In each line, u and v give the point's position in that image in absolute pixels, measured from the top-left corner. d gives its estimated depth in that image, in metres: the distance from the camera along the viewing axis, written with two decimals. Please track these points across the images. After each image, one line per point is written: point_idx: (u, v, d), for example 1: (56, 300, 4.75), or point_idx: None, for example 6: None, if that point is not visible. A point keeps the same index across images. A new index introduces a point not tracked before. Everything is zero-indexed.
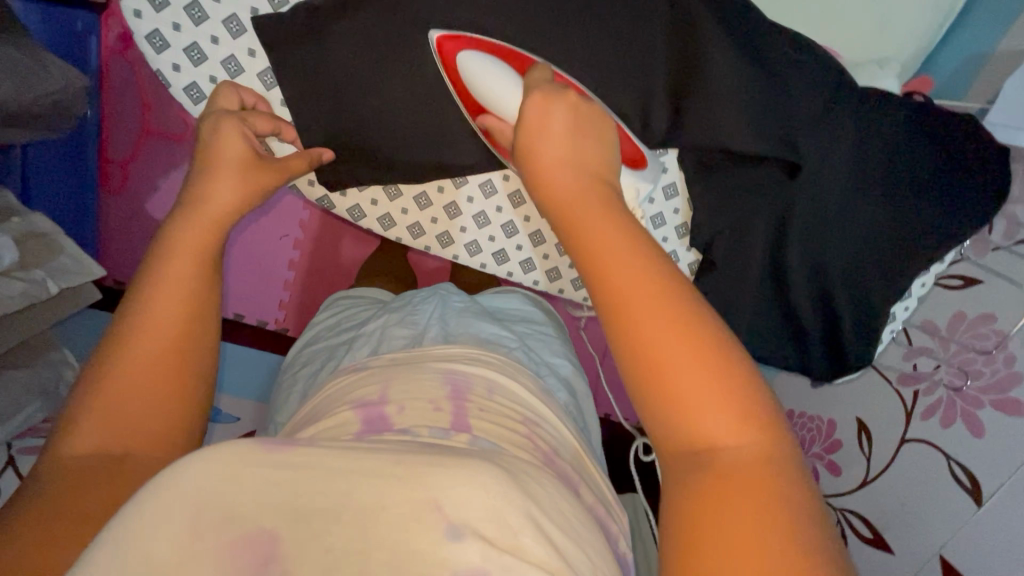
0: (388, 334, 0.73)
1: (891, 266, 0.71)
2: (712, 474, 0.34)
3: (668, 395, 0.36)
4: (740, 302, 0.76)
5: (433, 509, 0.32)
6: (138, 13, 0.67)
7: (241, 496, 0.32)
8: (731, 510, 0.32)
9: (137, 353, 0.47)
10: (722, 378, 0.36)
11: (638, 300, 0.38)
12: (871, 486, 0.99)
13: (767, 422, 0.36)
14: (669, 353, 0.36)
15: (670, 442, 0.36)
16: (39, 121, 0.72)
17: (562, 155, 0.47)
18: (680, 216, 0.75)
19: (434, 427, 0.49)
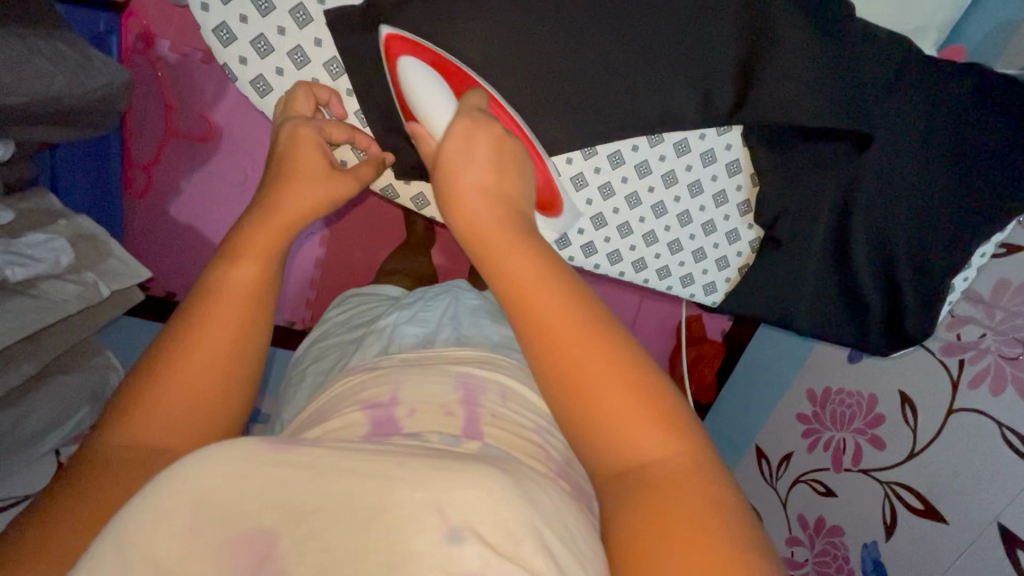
0: (398, 330, 0.71)
1: (956, 237, 0.70)
2: (650, 491, 0.34)
3: (595, 424, 0.36)
4: (801, 281, 0.78)
5: (434, 511, 0.29)
6: (206, 6, 0.63)
7: (248, 497, 0.28)
8: (667, 522, 0.33)
9: (196, 334, 0.41)
10: (650, 404, 0.36)
11: (564, 335, 0.37)
12: (918, 457, 0.99)
13: (691, 435, 0.37)
14: (593, 379, 0.36)
15: (603, 463, 0.36)
16: (83, 117, 0.72)
17: (481, 186, 0.44)
18: (743, 193, 0.78)
19: (445, 433, 0.47)
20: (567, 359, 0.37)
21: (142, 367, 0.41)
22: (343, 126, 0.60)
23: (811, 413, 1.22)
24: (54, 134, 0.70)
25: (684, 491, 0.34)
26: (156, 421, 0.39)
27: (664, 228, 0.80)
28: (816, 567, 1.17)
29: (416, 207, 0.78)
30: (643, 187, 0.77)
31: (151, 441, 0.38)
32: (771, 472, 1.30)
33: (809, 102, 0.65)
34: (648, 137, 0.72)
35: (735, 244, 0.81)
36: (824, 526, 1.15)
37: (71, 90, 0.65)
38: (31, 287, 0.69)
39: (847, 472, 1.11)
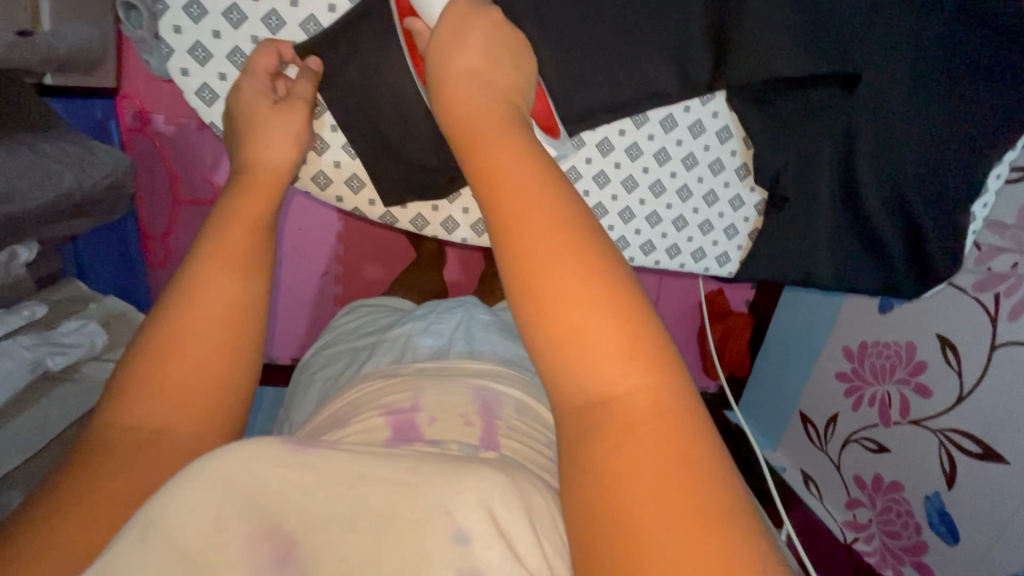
0: (413, 341, 0.73)
1: (967, 165, 0.69)
2: (624, 421, 0.30)
3: (563, 341, 0.32)
4: (812, 230, 0.77)
5: (441, 514, 0.31)
6: (185, 71, 0.64)
7: (266, 491, 0.30)
8: (642, 467, 0.28)
9: (198, 325, 0.42)
10: (637, 329, 0.32)
11: (539, 246, 0.34)
12: (968, 400, 0.96)
13: (666, 366, 0.32)
14: (565, 285, 0.32)
15: (568, 382, 0.32)
16: (98, 207, 0.76)
17: (477, 112, 0.43)
18: (739, 157, 0.78)
19: (464, 441, 0.48)
20: (540, 271, 0.33)
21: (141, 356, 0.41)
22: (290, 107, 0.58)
23: (851, 369, 1.20)
24: (74, 226, 0.74)
25: (666, 436, 0.29)
26: (149, 407, 0.40)
27: (665, 206, 0.80)
28: (881, 527, 1.14)
29: (416, 227, 0.80)
30: (638, 169, 0.77)
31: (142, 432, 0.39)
32: (819, 437, 1.28)
33: (793, 47, 0.61)
34: (633, 119, 0.72)
35: (741, 210, 0.82)
36: (882, 484, 1.12)
37: (82, 184, 0.69)
38: (74, 370, 0.73)
39: (897, 425, 1.09)
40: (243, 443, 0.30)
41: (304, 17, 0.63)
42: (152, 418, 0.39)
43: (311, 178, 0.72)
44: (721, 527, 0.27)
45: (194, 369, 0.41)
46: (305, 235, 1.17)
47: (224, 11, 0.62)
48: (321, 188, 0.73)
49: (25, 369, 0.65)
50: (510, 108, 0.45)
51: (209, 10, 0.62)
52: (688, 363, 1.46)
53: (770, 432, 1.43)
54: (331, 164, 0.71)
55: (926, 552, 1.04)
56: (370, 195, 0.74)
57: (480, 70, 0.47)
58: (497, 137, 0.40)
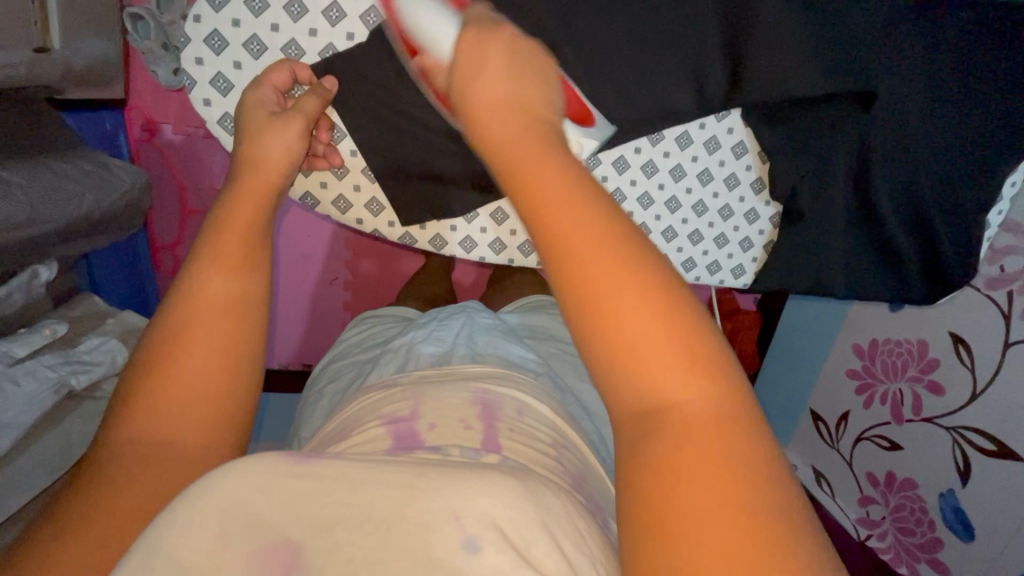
0: (415, 350, 0.73)
1: (985, 171, 0.69)
2: (681, 435, 0.29)
3: (620, 350, 0.31)
4: (830, 241, 0.76)
5: (451, 520, 0.31)
6: (208, 101, 0.65)
7: (270, 506, 0.30)
8: (702, 483, 0.28)
9: (201, 335, 0.43)
10: (696, 340, 0.31)
11: (594, 253, 0.32)
12: (982, 399, 0.96)
13: (722, 377, 0.31)
14: (620, 296, 0.31)
15: (622, 397, 0.31)
16: (114, 224, 0.75)
17: (506, 119, 0.40)
18: (753, 172, 0.76)
19: (465, 446, 0.47)
20: (595, 279, 0.31)
21: (142, 365, 0.41)
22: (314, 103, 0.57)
23: (862, 368, 1.20)
24: (91, 244, 0.74)
25: (727, 443, 0.29)
26: (151, 419, 0.40)
27: (681, 221, 0.79)
28: (895, 523, 1.14)
29: (434, 247, 0.78)
30: (653, 186, 0.76)
31: (153, 440, 0.40)
32: (830, 435, 1.28)
33: (807, 65, 0.62)
34: (648, 137, 0.73)
35: (756, 223, 0.80)
36: (895, 481, 1.13)
37: (100, 204, 0.69)
38: (95, 390, 0.74)
39: (909, 423, 1.09)
40: (230, 464, 0.31)
41: (322, 46, 0.63)
42: (153, 429, 0.40)
43: (331, 203, 0.72)
44: (785, 542, 0.26)
45: (194, 375, 0.42)
46: (312, 243, 1.18)
47: (245, 43, 0.62)
48: (341, 213, 0.73)
49: (49, 390, 0.66)
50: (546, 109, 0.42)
51: (230, 42, 0.62)
52: None
53: (780, 431, 1.43)
54: (351, 188, 0.71)
55: (940, 547, 1.05)
56: (388, 216, 0.74)
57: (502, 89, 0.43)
58: (535, 138, 0.38)
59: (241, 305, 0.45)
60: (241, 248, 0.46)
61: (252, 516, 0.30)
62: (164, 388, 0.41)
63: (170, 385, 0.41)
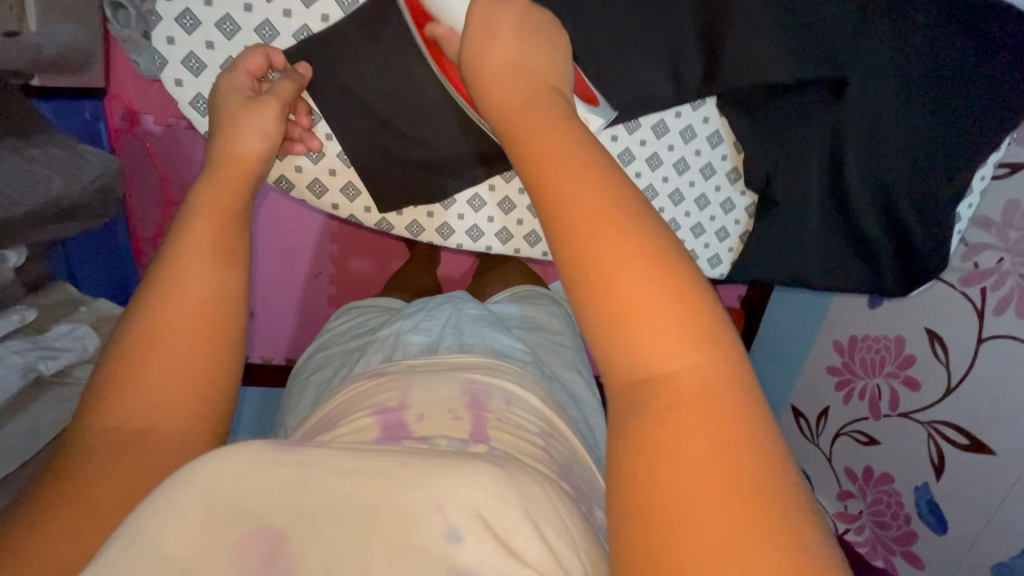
0: (402, 339, 0.73)
1: (954, 163, 0.70)
2: (672, 401, 0.30)
3: (619, 316, 0.32)
4: (805, 232, 0.77)
5: (432, 510, 0.31)
6: (180, 81, 0.64)
7: (252, 496, 0.30)
8: (690, 447, 0.29)
9: (180, 318, 0.42)
10: (693, 309, 0.32)
11: (595, 229, 0.34)
12: (956, 393, 0.98)
13: (716, 350, 0.32)
14: (620, 267, 0.33)
15: (619, 364, 0.33)
16: (88, 210, 0.75)
17: (518, 100, 0.43)
18: (729, 162, 0.79)
19: (452, 436, 0.48)
20: (593, 251, 0.34)
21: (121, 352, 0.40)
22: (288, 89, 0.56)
23: (841, 363, 1.21)
24: (66, 230, 0.73)
25: (711, 411, 0.30)
26: (134, 402, 0.39)
27: (658, 209, 0.80)
28: (872, 517, 1.15)
29: (412, 234, 0.78)
30: (630, 174, 0.77)
31: (131, 426, 0.39)
32: (811, 429, 1.29)
33: (780, 56, 0.63)
34: (625, 125, 0.73)
35: (732, 213, 0.83)
36: (873, 476, 1.14)
37: (70, 189, 0.69)
38: (66, 376, 0.73)
39: (887, 418, 1.10)
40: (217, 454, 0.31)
41: (296, 27, 0.63)
42: (135, 414, 0.39)
43: (307, 187, 0.71)
44: (766, 509, 0.27)
45: (172, 359, 0.41)
46: (298, 235, 1.17)
47: (218, 23, 0.62)
48: (316, 198, 0.72)
49: (15, 376, 0.65)
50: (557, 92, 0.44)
51: (203, 22, 0.61)
52: None
53: None
54: (327, 172, 0.71)
55: (915, 540, 1.06)
56: (365, 201, 0.74)
57: (507, 83, 0.44)
58: (540, 119, 0.40)
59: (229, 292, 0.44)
60: (221, 231, 0.45)
61: (233, 504, 0.30)
62: (152, 374, 0.40)
63: (148, 370, 0.40)
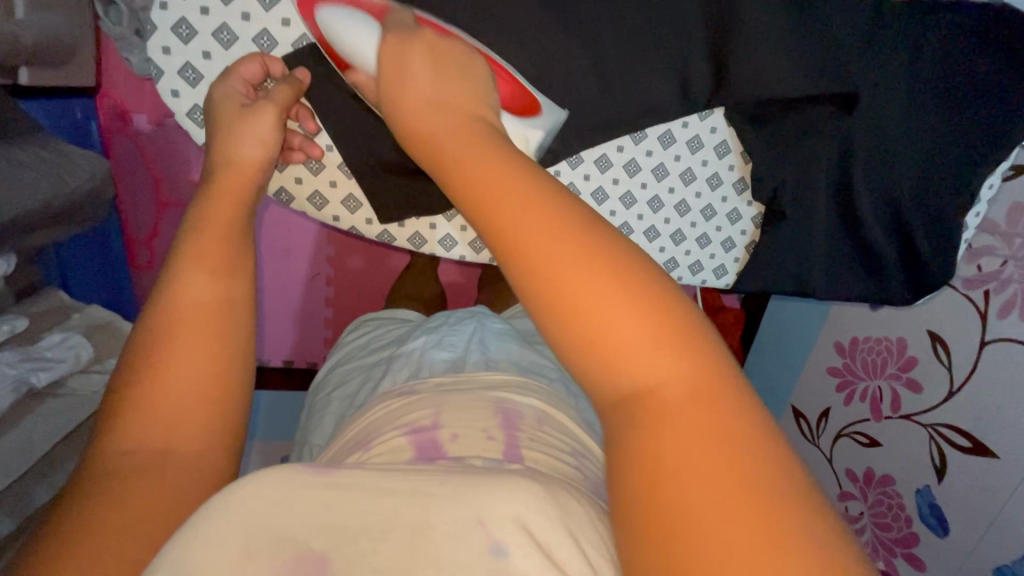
0: (426, 356, 0.70)
1: (965, 176, 0.68)
2: (659, 420, 0.28)
3: (590, 339, 0.30)
4: (812, 244, 0.76)
5: (477, 525, 0.29)
6: (177, 92, 0.62)
7: (286, 517, 0.29)
8: (689, 466, 0.26)
9: (204, 326, 0.38)
10: (656, 316, 0.30)
11: (550, 254, 0.31)
12: (958, 396, 0.98)
13: (693, 350, 0.30)
14: (581, 287, 0.30)
15: (604, 391, 0.30)
16: (78, 215, 0.73)
17: (442, 126, 0.41)
18: (736, 172, 0.76)
19: (487, 456, 0.46)
20: (552, 274, 0.31)
21: (140, 359, 0.37)
22: (287, 91, 0.54)
23: (842, 365, 1.21)
24: (53, 234, 0.70)
25: (701, 416, 0.28)
26: (156, 419, 0.35)
27: (663, 221, 0.79)
28: (873, 518, 1.16)
29: (414, 246, 0.77)
30: (635, 184, 0.75)
31: (157, 441, 0.35)
32: (811, 431, 1.29)
33: (791, 68, 0.62)
34: (631, 136, 0.71)
35: (738, 223, 0.80)
36: (874, 478, 1.14)
37: (57, 193, 0.66)
38: (60, 388, 0.71)
39: (888, 420, 1.10)
40: (247, 479, 0.30)
41: (295, 36, 0.60)
42: (157, 433, 0.35)
43: (307, 199, 0.70)
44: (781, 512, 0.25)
45: (198, 373, 0.37)
46: (294, 239, 1.15)
47: (214, 32, 0.59)
48: (317, 210, 0.71)
49: (7, 390, 0.64)
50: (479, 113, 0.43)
51: (198, 31, 0.59)
52: None
53: None
54: (327, 184, 0.69)
55: (916, 543, 1.06)
56: (367, 213, 0.73)
57: (443, 113, 0.42)
58: (469, 145, 0.38)
59: (247, 301, 0.41)
60: (231, 240, 0.42)
61: (268, 532, 0.28)
62: (173, 388, 0.36)
63: (174, 381, 0.36)
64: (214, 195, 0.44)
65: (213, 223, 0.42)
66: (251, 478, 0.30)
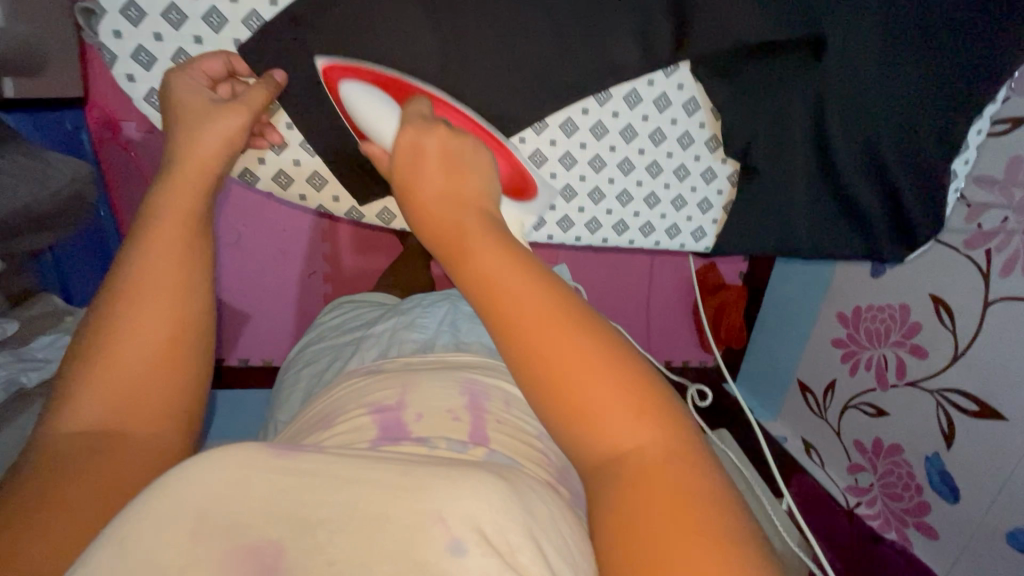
0: (399, 335, 0.72)
1: (944, 125, 0.70)
2: (630, 481, 0.30)
3: (577, 411, 0.31)
4: (791, 199, 0.75)
5: (435, 519, 0.29)
6: (132, 77, 0.62)
7: (237, 505, 0.29)
8: (651, 528, 0.28)
9: (158, 311, 0.40)
10: (636, 396, 0.31)
11: (545, 340, 0.31)
12: (965, 359, 0.95)
13: (664, 417, 0.32)
14: (570, 370, 0.31)
15: (584, 458, 0.32)
16: (61, 218, 0.75)
17: (435, 184, 0.39)
18: (707, 130, 0.75)
19: (452, 439, 0.47)
20: (546, 356, 0.31)
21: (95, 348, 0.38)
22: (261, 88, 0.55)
23: (846, 336, 1.19)
24: (41, 240, 0.73)
25: (670, 477, 0.30)
26: (105, 402, 0.37)
27: (635, 183, 0.78)
28: (882, 489, 1.13)
29: (382, 221, 0.79)
30: (605, 148, 0.75)
31: (109, 421, 0.37)
32: (818, 405, 1.27)
33: (756, 12, 0.61)
34: (596, 97, 0.69)
35: (714, 183, 0.79)
36: (883, 448, 1.12)
37: (36, 197, 0.68)
38: None
39: (894, 388, 1.08)
40: (207, 454, 0.30)
41: (245, 13, 0.60)
42: (106, 414, 0.37)
43: (272, 179, 0.71)
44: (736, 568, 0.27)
45: (151, 357, 0.38)
46: (287, 234, 1.16)
47: (163, 12, 0.59)
48: (283, 188, 0.72)
49: None
50: (471, 161, 0.41)
51: (148, 12, 0.58)
52: (686, 340, 1.44)
53: (769, 403, 1.42)
54: (290, 162, 0.70)
55: (927, 512, 1.03)
56: (333, 190, 0.74)
57: (447, 173, 0.39)
58: (462, 210, 0.37)
59: (202, 285, 0.43)
60: (192, 227, 0.43)
61: (223, 509, 0.28)
62: (125, 371, 0.38)
63: (128, 364, 0.38)
64: (174, 185, 0.45)
65: (171, 211, 0.43)
66: (205, 455, 0.30)
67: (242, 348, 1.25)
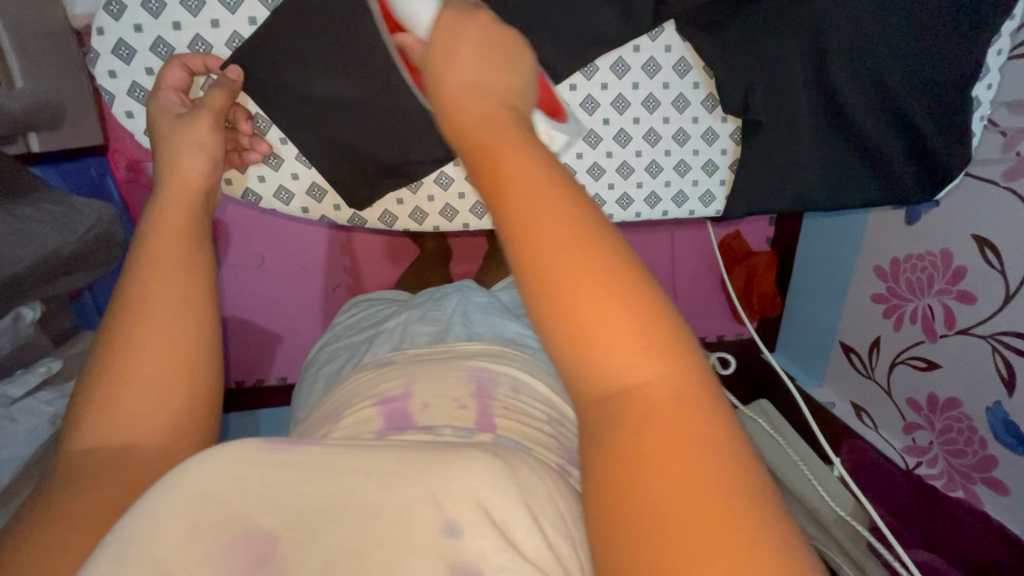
0: (410, 330, 0.73)
1: (959, 50, 0.66)
2: (639, 420, 0.27)
3: (583, 339, 0.29)
4: (799, 145, 0.71)
5: (430, 504, 0.29)
6: (130, 113, 0.66)
7: (247, 502, 0.29)
8: (659, 473, 0.25)
9: (159, 315, 0.41)
10: (649, 328, 0.29)
11: (560, 262, 0.29)
12: (1018, 298, 0.89)
13: (683, 358, 0.29)
14: (580, 288, 0.29)
15: (591, 394, 0.29)
16: (95, 257, 0.79)
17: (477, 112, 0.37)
18: (703, 89, 0.74)
19: (458, 426, 0.47)
20: (552, 278, 0.29)
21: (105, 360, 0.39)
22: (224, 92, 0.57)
23: (887, 290, 1.13)
24: (76, 279, 0.77)
25: (684, 417, 0.27)
26: (117, 415, 0.38)
27: (635, 154, 0.77)
28: (944, 447, 1.06)
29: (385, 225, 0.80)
30: (598, 122, 0.74)
31: (119, 434, 0.38)
32: (864, 364, 1.22)
33: None
34: (583, 72, 0.70)
35: (716, 144, 0.78)
36: (939, 403, 1.05)
37: (67, 241, 0.72)
38: None
39: (944, 339, 1.02)
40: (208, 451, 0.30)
41: (227, 36, 0.63)
42: (115, 430, 0.38)
43: (273, 196, 0.73)
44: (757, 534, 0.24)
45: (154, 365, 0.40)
46: (309, 252, 1.19)
47: (152, 47, 0.63)
48: (284, 204, 0.74)
49: (44, 421, 0.69)
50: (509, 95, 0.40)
51: (137, 49, 0.63)
52: (718, 314, 1.40)
53: (812, 368, 1.36)
54: (290, 177, 0.72)
55: (995, 466, 0.97)
56: (333, 199, 0.75)
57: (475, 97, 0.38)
58: (490, 136, 0.35)
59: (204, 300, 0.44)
60: (184, 243, 0.45)
61: (231, 503, 0.29)
62: (131, 383, 0.39)
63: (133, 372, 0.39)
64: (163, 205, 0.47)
65: (162, 233, 0.45)
66: (216, 449, 0.30)
67: (278, 367, 1.28)
